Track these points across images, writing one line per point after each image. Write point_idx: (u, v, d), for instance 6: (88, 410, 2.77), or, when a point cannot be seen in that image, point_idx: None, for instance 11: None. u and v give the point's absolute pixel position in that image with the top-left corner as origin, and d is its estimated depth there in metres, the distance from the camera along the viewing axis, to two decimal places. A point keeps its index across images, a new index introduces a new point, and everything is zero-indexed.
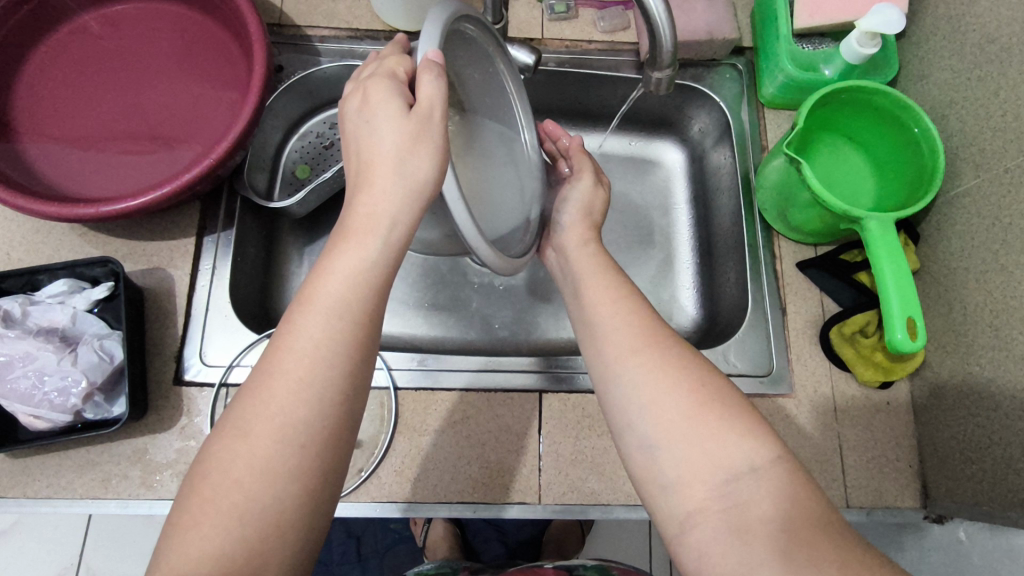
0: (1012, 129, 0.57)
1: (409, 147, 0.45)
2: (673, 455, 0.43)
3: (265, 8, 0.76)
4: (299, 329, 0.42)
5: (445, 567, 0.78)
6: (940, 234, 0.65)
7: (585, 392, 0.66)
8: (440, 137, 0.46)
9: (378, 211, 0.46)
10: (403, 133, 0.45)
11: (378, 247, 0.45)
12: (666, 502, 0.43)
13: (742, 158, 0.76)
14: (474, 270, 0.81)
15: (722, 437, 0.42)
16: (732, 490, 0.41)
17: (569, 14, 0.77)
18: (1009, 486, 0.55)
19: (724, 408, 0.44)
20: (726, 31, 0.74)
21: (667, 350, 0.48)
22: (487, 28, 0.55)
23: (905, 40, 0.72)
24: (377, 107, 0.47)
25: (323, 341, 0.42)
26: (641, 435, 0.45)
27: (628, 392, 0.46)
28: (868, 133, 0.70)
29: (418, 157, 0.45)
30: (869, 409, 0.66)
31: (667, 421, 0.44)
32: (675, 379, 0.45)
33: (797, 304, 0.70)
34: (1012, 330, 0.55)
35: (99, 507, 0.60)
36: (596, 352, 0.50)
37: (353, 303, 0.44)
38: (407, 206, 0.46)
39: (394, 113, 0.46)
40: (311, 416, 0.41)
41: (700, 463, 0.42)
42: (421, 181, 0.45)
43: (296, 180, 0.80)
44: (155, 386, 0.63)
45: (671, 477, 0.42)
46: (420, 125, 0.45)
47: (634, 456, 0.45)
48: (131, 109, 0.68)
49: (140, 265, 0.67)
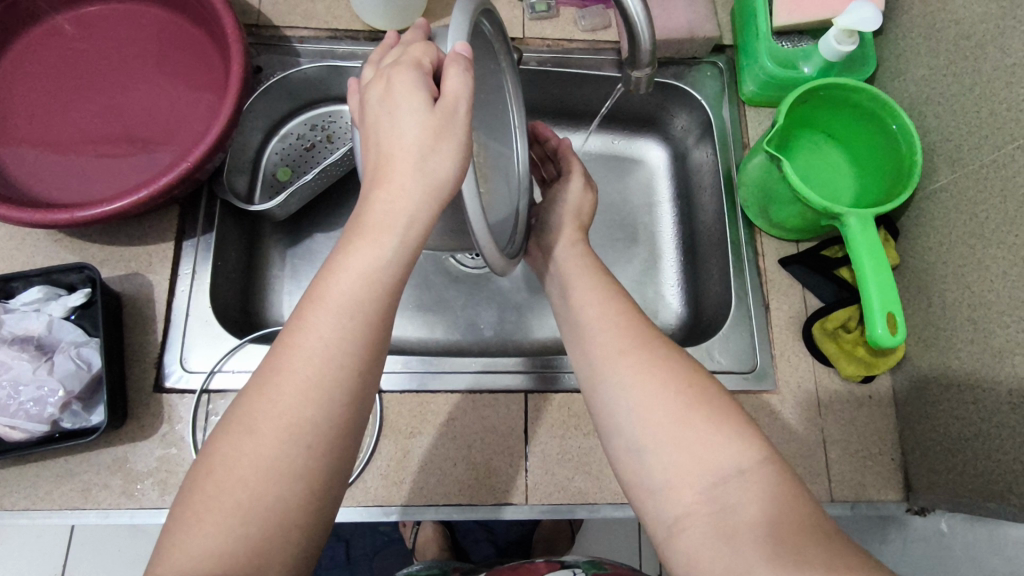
0: (987, 125, 0.58)
1: (431, 142, 0.43)
2: (661, 456, 0.43)
3: (242, 8, 0.75)
4: (289, 336, 0.42)
5: (432, 568, 0.78)
6: (919, 229, 0.66)
7: (570, 392, 0.66)
8: (463, 134, 0.44)
9: (396, 209, 0.43)
10: (426, 128, 0.43)
11: (394, 244, 0.43)
12: (654, 504, 0.43)
13: (724, 156, 0.76)
14: (460, 271, 0.80)
15: (711, 439, 0.43)
16: (720, 494, 0.41)
17: (551, 13, 0.77)
18: (987, 477, 0.56)
19: (711, 408, 0.44)
20: (706, 29, 0.74)
21: (651, 351, 0.48)
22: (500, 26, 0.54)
23: (882, 37, 0.73)
24: (400, 98, 0.44)
25: (311, 343, 0.41)
26: (630, 438, 0.45)
27: (617, 393, 0.47)
28: (847, 130, 0.70)
29: (441, 154, 0.43)
30: (852, 403, 0.67)
31: (653, 422, 0.44)
32: (664, 380, 0.46)
33: (780, 300, 0.70)
34: (991, 324, 0.56)
35: (80, 518, 0.59)
36: (585, 352, 0.51)
37: (337, 304, 0.42)
38: (426, 205, 0.43)
39: (418, 105, 0.43)
40: (295, 423, 0.40)
41: (688, 467, 0.42)
42: (441, 180, 0.43)
43: (277, 183, 0.78)
44: (135, 394, 0.62)
45: (659, 479, 0.43)
46: (444, 120, 0.43)
47: (622, 456, 0.46)
48: (108, 112, 0.67)
49: (118, 271, 0.66)
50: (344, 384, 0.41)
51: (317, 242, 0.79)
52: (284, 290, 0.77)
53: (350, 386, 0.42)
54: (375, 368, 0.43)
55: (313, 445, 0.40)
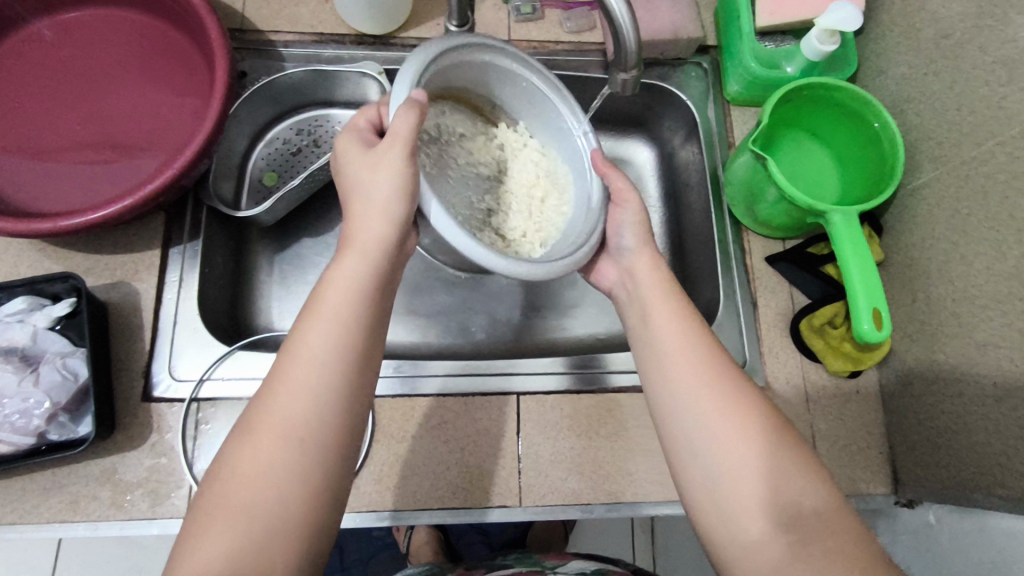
0: (967, 122, 0.59)
1: (372, 176, 0.52)
2: (726, 463, 0.45)
3: (225, 13, 0.74)
4: (297, 345, 0.45)
5: (432, 568, 0.78)
6: (903, 225, 0.67)
7: (611, 391, 0.67)
8: (400, 158, 0.51)
9: (364, 230, 0.51)
10: (366, 165, 0.52)
11: (363, 258, 0.50)
12: (723, 526, 0.44)
13: (710, 155, 0.77)
14: (450, 274, 0.80)
15: (781, 453, 0.45)
16: (795, 527, 0.42)
17: (536, 15, 0.77)
18: (972, 470, 0.57)
19: (793, 448, 0.46)
20: (690, 30, 0.75)
21: (709, 362, 0.50)
22: (491, 49, 0.61)
23: (863, 37, 0.74)
24: (346, 155, 0.54)
25: (316, 349, 0.45)
26: (706, 461, 0.46)
27: (697, 416, 0.48)
28: (831, 129, 0.71)
29: (382, 180, 0.51)
30: (840, 399, 0.68)
31: (723, 434, 0.46)
32: (744, 411, 0.47)
33: (768, 298, 0.71)
34: (974, 318, 0.57)
35: (68, 531, 0.58)
36: (659, 367, 0.51)
37: (334, 310, 0.47)
38: (382, 222, 0.51)
39: (359, 154, 0.54)
40: (295, 420, 0.42)
41: (765, 499, 0.44)
42: (388, 200, 0.51)
43: (263, 188, 0.78)
44: (123, 404, 0.61)
45: (733, 505, 0.44)
46: (382, 153, 0.51)
47: (692, 477, 0.47)
48: (90, 119, 0.66)
49: (103, 280, 0.65)
50: (334, 381, 0.44)
51: (305, 246, 0.79)
52: (273, 295, 0.76)
53: (342, 383, 0.45)
54: (365, 367, 0.47)
55: (309, 444, 0.42)
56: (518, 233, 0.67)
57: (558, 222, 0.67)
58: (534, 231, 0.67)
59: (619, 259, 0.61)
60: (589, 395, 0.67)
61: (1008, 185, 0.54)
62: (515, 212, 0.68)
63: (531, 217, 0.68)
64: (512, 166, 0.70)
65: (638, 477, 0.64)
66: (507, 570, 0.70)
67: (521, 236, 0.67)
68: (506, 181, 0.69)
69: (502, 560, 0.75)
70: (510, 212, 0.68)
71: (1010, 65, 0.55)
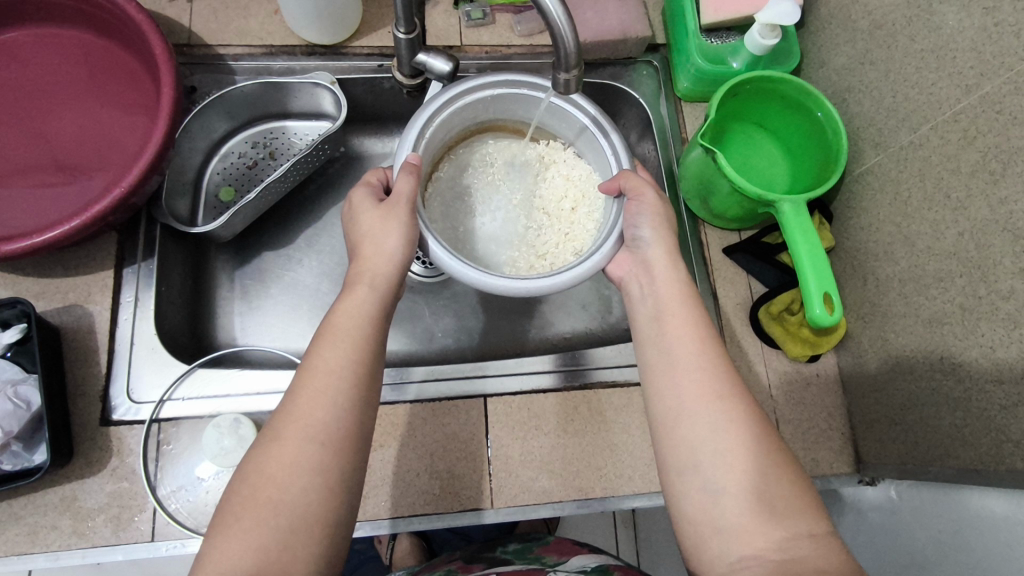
0: (903, 109, 0.61)
1: (378, 223, 0.57)
2: (720, 467, 0.48)
3: (171, 28, 0.73)
4: (306, 377, 0.49)
5: (427, 565, 0.74)
6: (851, 211, 0.68)
7: (592, 386, 0.68)
8: (403, 215, 0.57)
9: (372, 266, 0.56)
10: (376, 212, 0.58)
11: (365, 290, 0.54)
12: (718, 542, 0.47)
13: (665, 151, 0.78)
14: (415, 281, 0.80)
15: (774, 458, 0.49)
16: (789, 546, 0.44)
17: (486, 20, 0.78)
18: (928, 444, 0.58)
19: (786, 469, 0.48)
20: (638, 30, 0.76)
21: (704, 367, 0.53)
22: (494, 79, 0.66)
23: (804, 30, 0.76)
24: (356, 204, 0.59)
25: (326, 381, 0.49)
26: (706, 477, 0.49)
27: (699, 438, 0.50)
28: (777, 121, 0.73)
29: (384, 226, 0.57)
30: (801, 382, 0.69)
31: (721, 443, 0.49)
32: (748, 434, 0.49)
33: (727, 288, 0.73)
34: (920, 297, 0.59)
35: (29, 564, 0.56)
36: (665, 382, 0.53)
37: (336, 339, 0.51)
38: (378, 260, 0.56)
39: (367, 204, 0.59)
40: (309, 427, 0.47)
41: (760, 519, 0.46)
42: (390, 247, 0.56)
43: (221, 204, 0.77)
44: (81, 429, 0.60)
45: (728, 522, 0.47)
46: (386, 208, 0.58)
47: (693, 493, 0.49)
48: (34, 141, 0.65)
49: (55, 303, 0.63)
50: (349, 390, 0.49)
51: (267, 258, 0.78)
52: (233, 310, 0.75)
53: (353, 391, 0.49)
54: (370, 378, 0.51)
55: (309, 459, 0.46)
56: (550, 245, 0.70)
57: (590, 230, 0.68)
58: (568, 240, 0.70)
59: (636, 251, 0.62)
60: (558, 394, 0.67)
61: (943, 167, 0.56)
62: (548, 224, 0.71)
63: (564, 229, 0.70)
64: (543, 181, 0.73)
65: (609, 471, 0.64)
66: (506, 567, 0.68)
67: (554, 248, 0.70)
68: (539, 195, 0.72)
69: (500, 552, 0.73)
70: (542, 225, 0.72)
71: (938, 53, 0.57)
